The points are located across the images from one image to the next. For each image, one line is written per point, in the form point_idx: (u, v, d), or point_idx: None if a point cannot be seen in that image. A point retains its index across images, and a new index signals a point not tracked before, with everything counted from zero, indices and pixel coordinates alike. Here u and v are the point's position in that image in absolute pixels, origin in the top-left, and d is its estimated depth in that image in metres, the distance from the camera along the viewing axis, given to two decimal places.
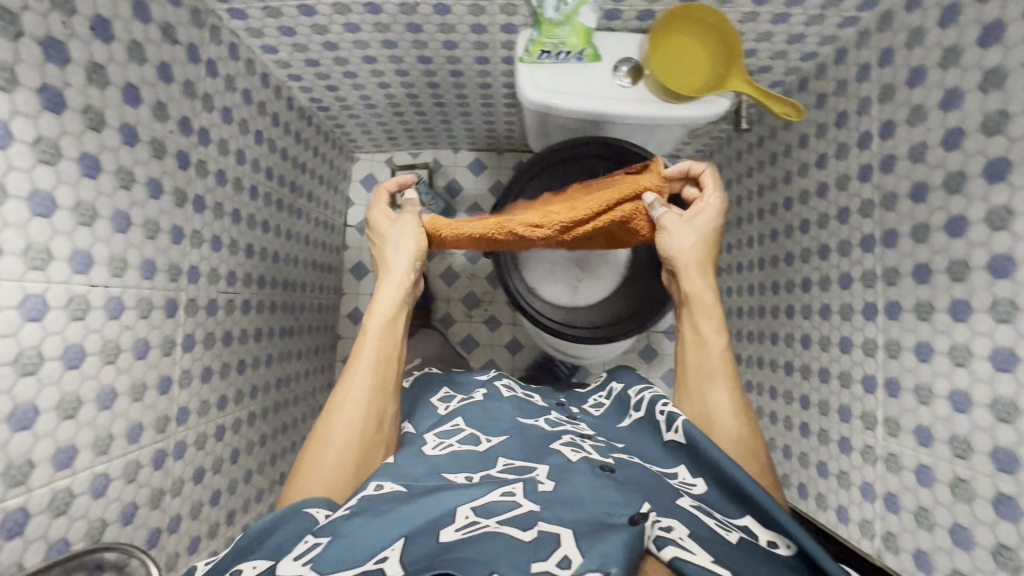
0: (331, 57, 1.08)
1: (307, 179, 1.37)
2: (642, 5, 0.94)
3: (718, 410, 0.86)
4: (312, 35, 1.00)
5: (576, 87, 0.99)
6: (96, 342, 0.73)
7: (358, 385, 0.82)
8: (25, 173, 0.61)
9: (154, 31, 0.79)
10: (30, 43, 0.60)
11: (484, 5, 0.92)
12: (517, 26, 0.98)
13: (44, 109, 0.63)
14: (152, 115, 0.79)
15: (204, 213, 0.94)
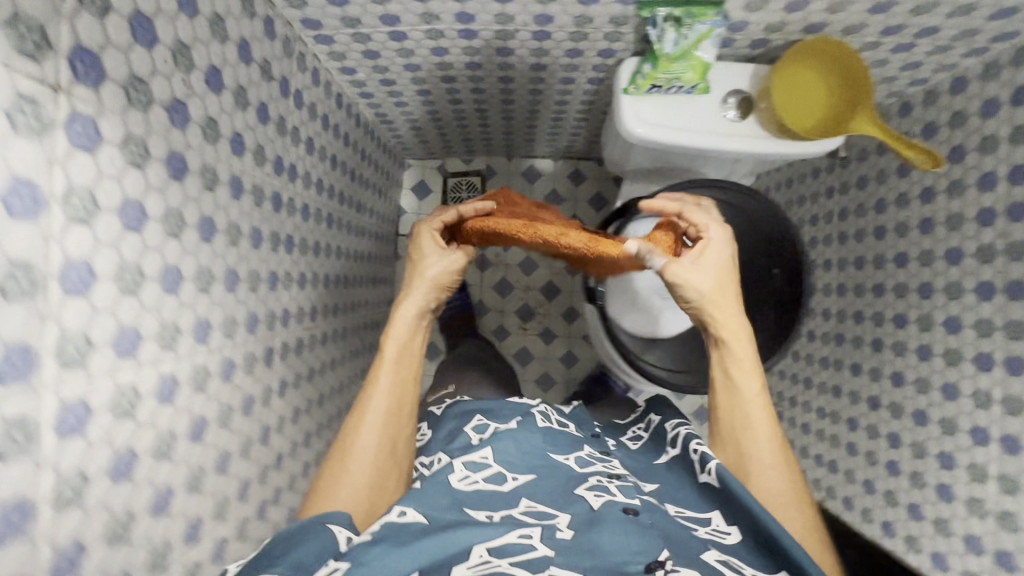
0: (409, 78, 1.11)
1: (367, 192, 1.45)
2: (759, 34, 0.88)
3: (757, 460, 0.83)
4: (396, 60, 1.03)
5: (684, 123, 0.94)
6: (212, 408, 0.77)
7: (377, 408, 0.88)
8: (161, 253, 0.63)
9: (254, 71, 0.79)
10: (162, 111, 0.61)
11: (587, 33, 0.89)
12: (614, 49, 0.94)
13: (171, 177, 0.64)
14: (253, 160, 0.82)
15: (292, 251, 1.01)
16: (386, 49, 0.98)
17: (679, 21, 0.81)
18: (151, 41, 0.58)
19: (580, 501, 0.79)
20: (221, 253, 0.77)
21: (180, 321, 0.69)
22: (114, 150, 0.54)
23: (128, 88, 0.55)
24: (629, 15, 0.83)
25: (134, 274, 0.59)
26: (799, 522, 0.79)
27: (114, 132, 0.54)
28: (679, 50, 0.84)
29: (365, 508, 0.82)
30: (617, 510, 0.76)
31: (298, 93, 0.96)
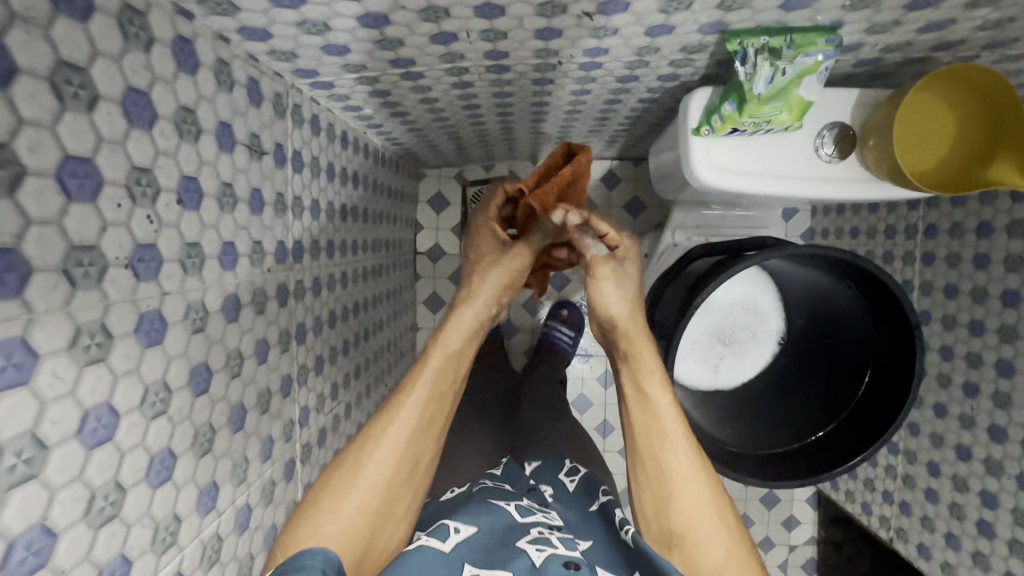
0: (425, 108, 0.91)
1: (383, 225, 1.25)
2: (870, 54, 0.69)
3: (670, 489, 0.66)
4: (409, 95, 0.84)
5: (767, 166, 0.75)
6: (232, 571, 0.61)
7: (405, 433, 0.64)
8: (140, 446, 0.45)
9: (241, 156, 0.60)
10: (117, 270, 0.42)
11: (650, 60, 0.71)
12: (680, 74, 0.76)
13: (145, 347, 0.46)
14: (251, 261, 0.64)
15: (309, 339, 0.83)
16: (403, 85, 0.79)
17: (775, 54, 0.62)
18: (96, 186, 0.40)
19: (520, 556, 0.60)
20: (224, 395, 0.58)
21: (181, 506, 0.51)
22: (58, 362, 0.37)
23: (73, 270, 0.38)
24: (708, 43, 0.65)
25: (109, 492, 0.42)
26: (723, 546, 0.63)
27: (55, 339, 0.37)
28: (774, 89, 0.64)
29: (362, 543, 0.60)
30: (559, 566, 0.58)
31: (301, 146, 0.77)
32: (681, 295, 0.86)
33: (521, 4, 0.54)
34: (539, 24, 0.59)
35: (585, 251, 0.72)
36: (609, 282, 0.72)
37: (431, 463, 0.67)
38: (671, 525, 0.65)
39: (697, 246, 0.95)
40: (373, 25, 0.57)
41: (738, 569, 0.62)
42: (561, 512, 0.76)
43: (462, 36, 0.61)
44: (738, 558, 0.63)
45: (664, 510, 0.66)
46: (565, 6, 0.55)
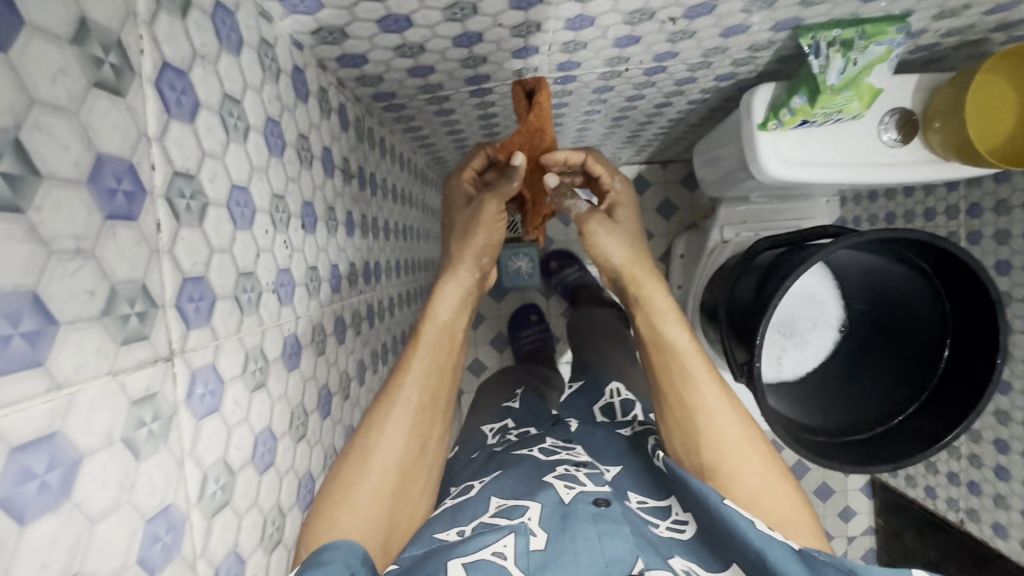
0: (481, 124, 0.93)
1: (428, 243, 1.27)
2: (932, 39, 0.70)
3: (701, 427, 0.59)
4: (469, 113, 0.86)
5: (833, 154, 0.77)
6: None
7: (410, 407, 0.54)
8: (291, 470, 0.46)
9: (338, 180, 0.62)
10: (268, 297, 0.43)
11: (715, 61, 0.73)
12: (738, 73, 0.79)
13: (289, 370, 0.46)
14: (348, 284, 0.64)
15: (388, 359, 0.84)
16: (468, 102, 0.80)
17: (848, 45, 0.64)
18: (252, 214, 0.41)
19: (548, 488, 0.56)
20: (340, 417, 0.59)
21: None
22: (237, 387, 0.37)
23: (239, 294, 0.39)
24: (777, 40, 0.67)
25: (275, 516, 0.42)
26: (759, 473, 0.58)
27: (233, 365, 0.37)
28: (846, 79, 0.66)
29: (384, 527, 0.51)
30: (587, 503, 0.53)
31: (374, 169, 0.78)
32: (754, 292, 0.87)
33: (614, 13, 0.56)
34: (622, 32, 0.60)
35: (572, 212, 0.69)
36: (606, 232, 0.68)
37: (439, 447, 0.58)
38: (702, 459, 0.59)
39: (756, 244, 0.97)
40: (467, 44, 0.58)
41: (777, 495, 0.57)
42: (588, 444, 0.73)
43: (544, 49, 0.63)
44: (775, 480, 0.58)
45: (694, 444, 0.60)
46: (654, 12, 0.57)
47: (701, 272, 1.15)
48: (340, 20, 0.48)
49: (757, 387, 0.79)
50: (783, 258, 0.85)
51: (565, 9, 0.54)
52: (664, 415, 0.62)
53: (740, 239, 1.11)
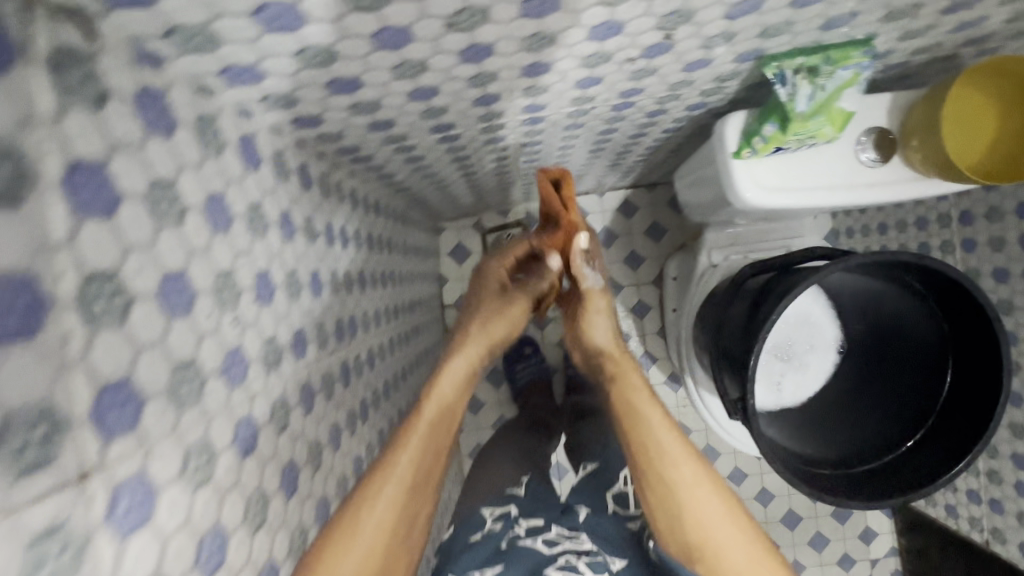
0: (455, 165, 0.92)
1: (413, 283, 1.25)
2: (901, 58, 0.69)
3: (682, 501, 0.60)
4: (440, 157, 0.85)
5: (812, 178, 0.75)
6: None
7: (400, 486, 0.54)
8: (246, 566, 0.43)
9: (300, 241, 0.60)
10: (214, 382, 0.41)
11: (682, 93, 0.72)
12: (708, 102, 0.77)
13: (243, 456, 0.44)
14: (317, 346, 0.62)
15: (369, 415, 0.80)
16: (436, 147, 0.79)
17: (815, 72, 0.63)
18: (191, 298, 0.39)
19: None
20: (309, 492, 0.55)
21: None
22: (173, 492, 0.35)
23: (174, 387, 0.36)
24: (743, 70, 0.66)
25: None
26: (742, 550, 0.58)
27: (169, 467, 0.35)
28: (816, 104, 0.64)
29: None
30: None
31: (344, 222, 0.77)
32: (744, 321, 0.84)
33: (570, 59, 0.55)
34: (582, 75, 0.59)
35: (585, 282, 0.79)
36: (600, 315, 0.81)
37: (426, 526, 0.58)
38: (687, 536, 0.60)
39: (744, 269, 0.95)
40: (425, 96, 0.57)
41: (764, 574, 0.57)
42: (594, 530, 0.77)
43: (505, 96, 0.62)
44: (763, 560, 0.58)
45: (678, 523, 0.61)
46: (611, 55, 0.55)
47: (693, 297, 1.12)
48: (286, 87, 0.47)
49: (755, 424, 0.76)
50: (773, 285, 0.82)
51: (519, 59, 0.52)
52: (648, 491, 0.63)
53: (732, 261, 1.08)
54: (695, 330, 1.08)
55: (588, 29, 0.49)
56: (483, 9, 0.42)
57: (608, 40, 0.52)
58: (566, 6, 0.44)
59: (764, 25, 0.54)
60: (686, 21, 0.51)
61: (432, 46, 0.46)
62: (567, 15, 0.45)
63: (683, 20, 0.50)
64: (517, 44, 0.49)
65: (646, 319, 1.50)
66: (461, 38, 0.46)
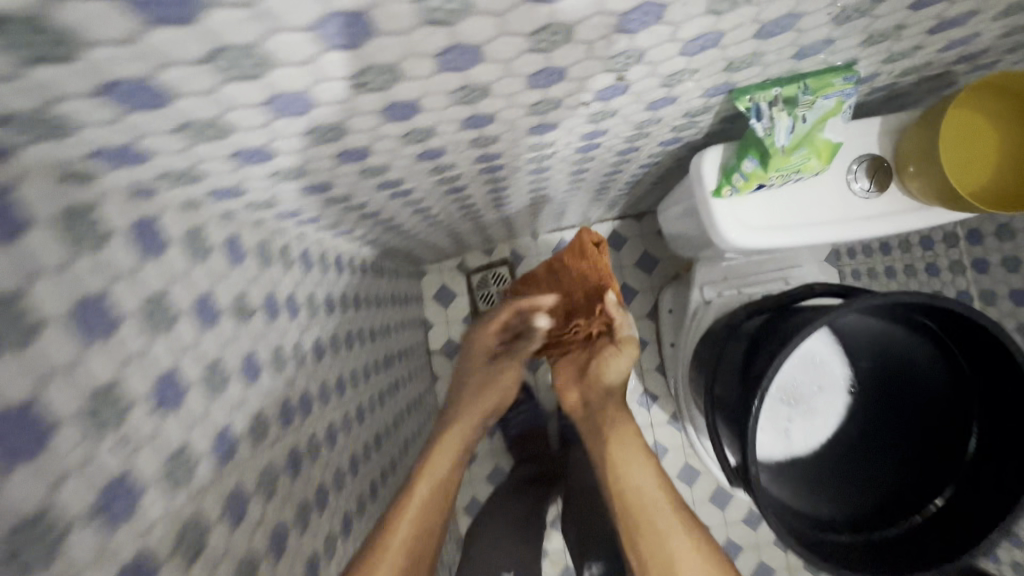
0: (419, 216, 0.86)
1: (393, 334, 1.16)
2: (888, 80, 0.63)
3: (666, 547, 0.58)
4: (400, 210, 0.79)
5: (802, 213, 0.68)
6: None
7: (410, 537, 0.58)
8: None
9: None
10: (83, 529, 0.33)
11: (652, 131, 0.65)
12: (682, 137, 0.71)
13: None
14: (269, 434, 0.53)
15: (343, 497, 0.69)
16: (391, 201, 0.73)
17: (793, 102, 0.57)
18: (47, 432, 0.31)
19: None
20: None
21: None
22: None
23: (7, 554, 0.29)
24: (714, 104, 0.60)
25: None
26: None
27: None
28: (796, 137, 0.59)
29: None
30: None
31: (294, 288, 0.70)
32: (743, 370, 0.74)
33: (513, 109, 0.49)
34: (533, 122, 0.54)
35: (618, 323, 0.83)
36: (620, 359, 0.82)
37: None
38: None
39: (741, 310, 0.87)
40: (355, 159, 0.51)
41: None
42: None
43: (451, 148, 0.56)
44: None
45: None
46: (560, 101, 0.50)
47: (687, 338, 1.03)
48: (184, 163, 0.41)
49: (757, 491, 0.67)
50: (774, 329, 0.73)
51: (454, 113, 0.47)
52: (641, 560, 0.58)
53: (727, 296, 0.99)
54: (691, 374, 0.99)
55: (525, 77, 0.43)
56: (392, 69, 0.37)
57: (552, 86, 0.46)
58: (491, 55, 0.38)
59: (728, 59, 0.48)
60: (637, 61, 0.45)
61: (346, 109, 0.41)
62: (494, 64, 0.40)
63: (633, 61, 0.44)
64: (447, 97, 0.43)
65: (643, 355, 1.39)
66: (375, 98, 0.40)
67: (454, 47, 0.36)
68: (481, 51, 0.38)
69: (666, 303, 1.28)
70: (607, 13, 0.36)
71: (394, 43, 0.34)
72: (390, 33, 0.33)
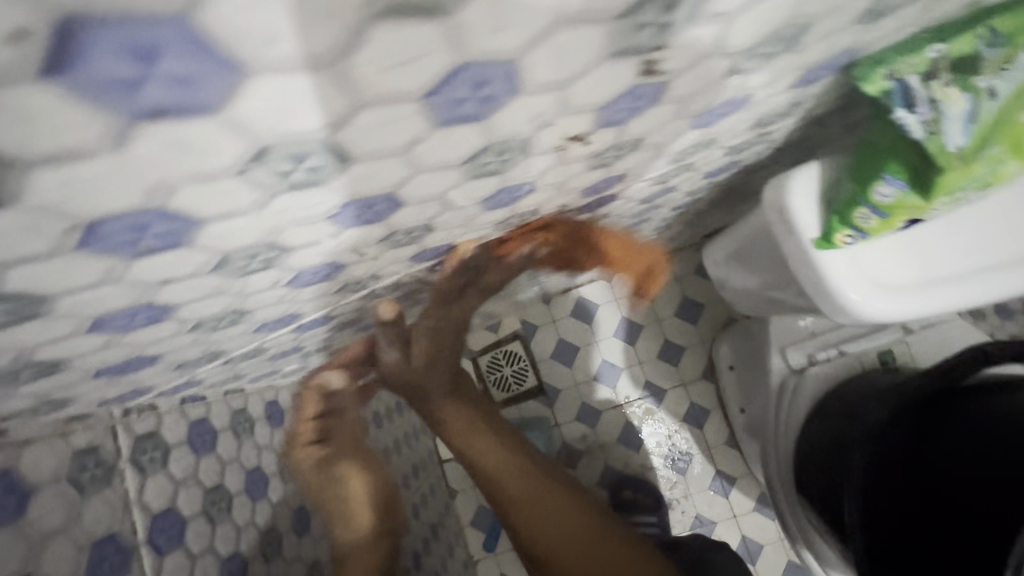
0: (375, 331, 0.60)
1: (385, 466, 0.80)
2: None
3: None
4: (339, 336, 0.53)
5: (969, 256, 0.41)
6: None
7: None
8: None
9: None
10: None
11: (698, 159, 0.39)
12: (743, 159, 0.45)
13: None
14: None
15: None
16: (330, 333, 0.51)
17: (969, 67, 0.30)
18: None
19: None
20: None
21: None
22: None
23: None
24: (810, 97, 0.34)
25: None
26: None
27: None
28: (981, 130, 0.31)
29: None
30: None
31: (219, 480, 0.50)
32: (923, 493, 0.47)
33: (455, 211, 0.29)
34: (487, 189, 0.27)
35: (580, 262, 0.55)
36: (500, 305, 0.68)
37: None
38: None
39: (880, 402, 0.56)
40: (227, 325, 0.32)
41: None
42: None
43: (350, 258, 0.30)
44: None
45: None
46: (533, 182, 0.30)
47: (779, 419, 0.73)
48: None
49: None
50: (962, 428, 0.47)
51: (357, 237, 0.27)
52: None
53: (830, 359, 0.71)
54: (805, 482, 0.68)
55: (455, 167, 0.23)
56: (159, 211, 0.17)
57: (510, 169, 0.26)
58: (363, 146, 0.18)
59: (800, 70, 0.28)
60: (651, 103, 0.24)
61: (123, 288, 0.21)
62: (382, 160, 0.20)
63: (671, 26, 0.18)
64: (237, 184, 0.18)
65: (708, 429, 1.05)
66: (171, 259, 0.21)
67: (270, 151, 0.16)
68: (334, 143, 0.17)
69: (724, 359, 1.00)
70: (583, 23, 0.16)
71: (99, 174, 0.14)
72: (56, 159, 0.13)
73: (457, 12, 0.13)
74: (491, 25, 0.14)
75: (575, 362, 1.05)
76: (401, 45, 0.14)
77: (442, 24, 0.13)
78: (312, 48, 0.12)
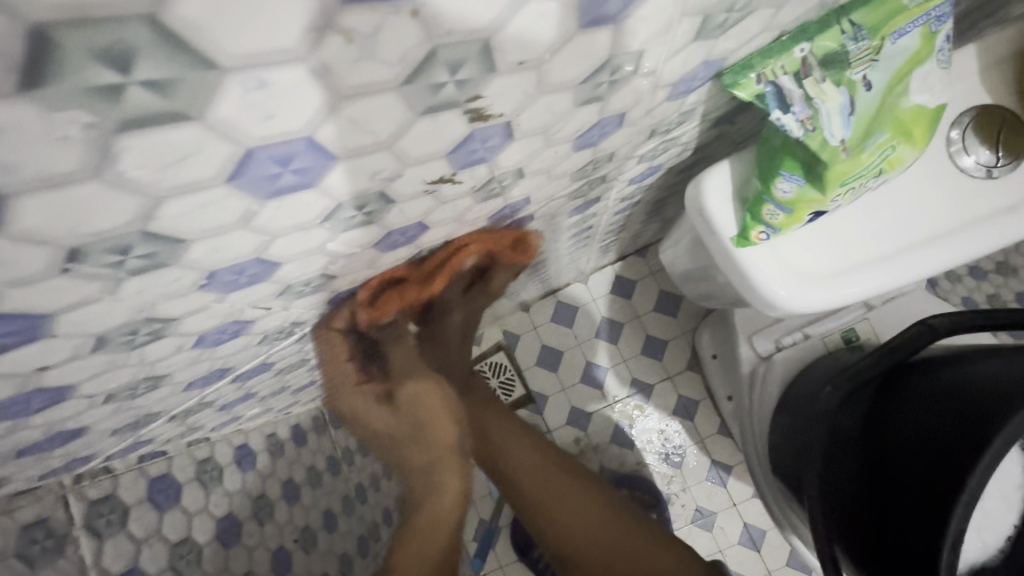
0: None
1: (375, 495, 0.80)
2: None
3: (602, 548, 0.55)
4: (293, 376, 0.54)
5: (892, 237, 0.41)
6: None
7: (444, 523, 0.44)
8: None
9: None
10: None
11: (608, 169, 0.40)
12: (663, 162, 0.45)
13: None
14: None
15: None
16: (282, 376, 0.51)
17: (838, 62, 0.30)
18: None
19: None
20: None
21: None
22: None
23: None
24: (697, 103, 0.34)
25: None
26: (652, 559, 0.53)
27: None
28: (860, 121, 0.32)
29: None
30: None
31: (188, 532, 0.50)
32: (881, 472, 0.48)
33: (349, 258, 0.30)
34: (371, 235, 0.28)
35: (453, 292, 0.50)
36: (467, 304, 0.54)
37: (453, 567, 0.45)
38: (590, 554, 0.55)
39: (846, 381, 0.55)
40: (146, 390, 0.33)
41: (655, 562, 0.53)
42: None
43: (253, 313, 0.30)
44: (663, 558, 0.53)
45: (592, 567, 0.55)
46: (423, 221, 0.30)
47: (755, 408, 0.73)
48: None
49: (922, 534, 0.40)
50: (919, 409, 0.47)
51: (250, 296, 0.28)
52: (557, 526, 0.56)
53: (795, 343, 0.70)
54: (783, 469, 0.68)
55: (317, 225, 0.24)
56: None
57: (385, 217, 0.26)
58: (190, 228, 0.19)
59: (667, 86, 0.29)
60: (508, 140, 0.25)
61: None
62: (223, 235, 0.20)
63: (475, 78, 0.18)
64: (66, 280, 0.18)
65: (698, 421, 1.05)
66: (36, 350, 0.21)
67: (84, 249, 0.17)
68: (153, 231, 0.18)
69: (706, 347, 0.99)
70: (372, 94, 0.17)
71: None
72: None
73: (208, 112, 0.14)
74: (260, 114, 0.15)
75: (560, 366, 1.05)
76: (164, 146, 0.14)
77: (198, 123, 0.14)
78: (59, 165, 0.13)
